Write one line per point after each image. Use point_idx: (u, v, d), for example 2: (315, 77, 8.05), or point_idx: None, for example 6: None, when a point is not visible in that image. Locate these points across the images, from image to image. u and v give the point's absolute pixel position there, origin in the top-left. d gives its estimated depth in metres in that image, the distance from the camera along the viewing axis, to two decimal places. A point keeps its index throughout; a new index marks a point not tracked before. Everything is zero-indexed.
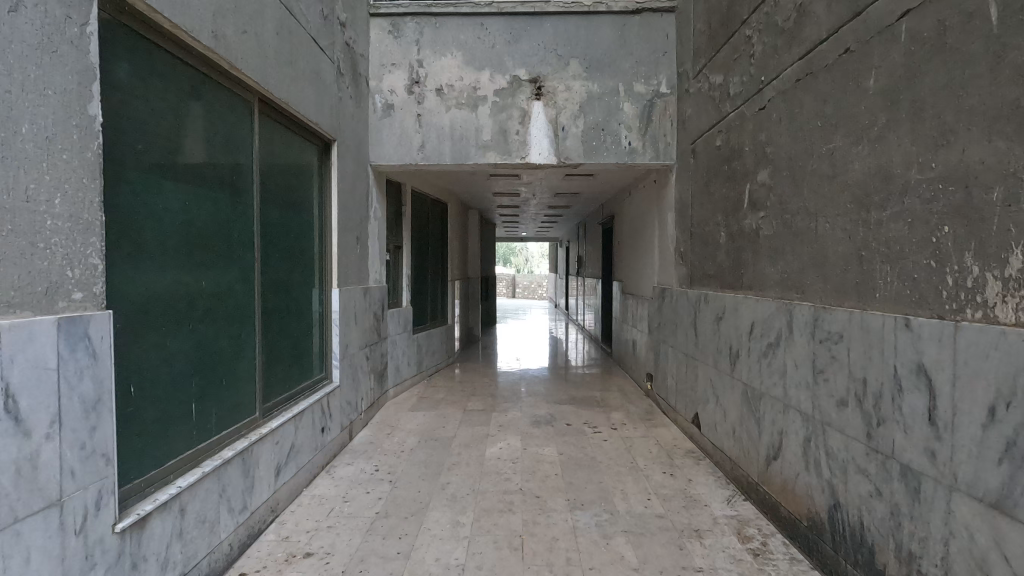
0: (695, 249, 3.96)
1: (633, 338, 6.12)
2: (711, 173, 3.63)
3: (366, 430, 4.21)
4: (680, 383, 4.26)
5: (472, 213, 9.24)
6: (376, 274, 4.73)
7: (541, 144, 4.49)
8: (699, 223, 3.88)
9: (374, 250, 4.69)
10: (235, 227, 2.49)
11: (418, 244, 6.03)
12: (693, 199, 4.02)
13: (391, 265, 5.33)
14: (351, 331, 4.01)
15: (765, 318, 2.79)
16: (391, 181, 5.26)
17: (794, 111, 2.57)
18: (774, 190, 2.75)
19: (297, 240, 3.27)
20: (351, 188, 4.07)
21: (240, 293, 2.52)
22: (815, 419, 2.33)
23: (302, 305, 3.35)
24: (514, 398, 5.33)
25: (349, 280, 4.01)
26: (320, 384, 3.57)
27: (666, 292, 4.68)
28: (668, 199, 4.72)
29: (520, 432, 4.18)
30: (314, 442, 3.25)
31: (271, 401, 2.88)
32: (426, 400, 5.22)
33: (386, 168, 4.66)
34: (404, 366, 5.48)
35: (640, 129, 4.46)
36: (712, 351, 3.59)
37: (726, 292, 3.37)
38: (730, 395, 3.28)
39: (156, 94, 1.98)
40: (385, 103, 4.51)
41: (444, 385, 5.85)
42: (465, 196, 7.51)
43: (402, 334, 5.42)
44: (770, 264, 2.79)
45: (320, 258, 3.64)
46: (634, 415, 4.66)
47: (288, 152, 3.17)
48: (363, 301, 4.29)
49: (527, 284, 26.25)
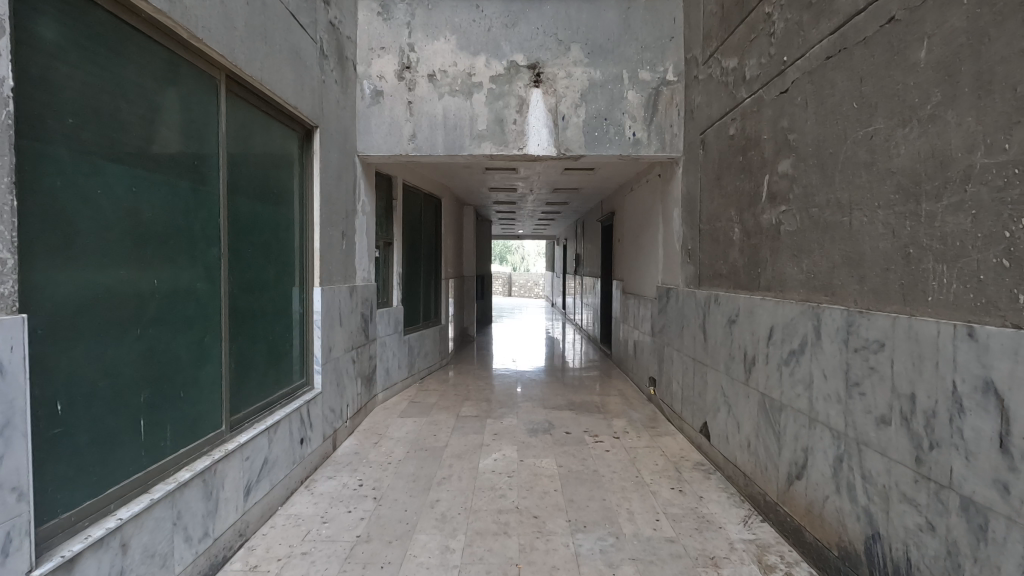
0: (704, 246, 3.71)
1: (634, 340, 5.87)
2: (724, 164, 3.37)
3: (352, 439, 3.94)
4: (687, 389, 4.00)
5: (467, 209, 8.95)
6: (364, 271, 4.46)
7: (540, 135, 4.23)
8: (709, 220, 3.61)
9: (362, 246, 4.42)
10: (198, 219, 2.21)
11: (410, 241, 5.78)
12: (702, 193, 3.76)
13: (381, 263, 5.07)
14: (335, 332, 3.74)
15: (788, 322, 2.53)
16: (381, 174, 4.99)
17: (824, 93, 2.30)
18: (798, 181, 2.49)
19: (274, 235, 3.00)
20: (336, 180, 3.80)
21: (204, 293, 2.25)
22: (849, 438, 2.08)
23: (280, 306, 3.07)
24: (510, 403, 5.07)
25: (333, 278, 3.74)
26: (300, 390, 3.29)
27: (671, 292, 4.42)
28: (674, 193, 4.46)
29: (517, 441, 3.92)
30: (292, 455, 2.98)
31: (242, 412, 2.61)
32: (418, 405, 4.95)
33: (375, 159, 4.39)
34: (394, 368, 5.22)
35: (645, 119, 4.20)
36: (723, 357, 3.33)
37: (740, 293, 3.12)
38: (744, 405, 3.03)
39: (95, 62, 1.71)
40: (374, 90, 4.23)
41: (436, 389, 5.58)
42: (460, 191, 7.24)
43: (393, 335, 5.15)
44: (793, 263, 2.53)
45: (301, 254, 3.36)
46: (637, 423, 4.41)
47: (264, 138, 2.89)
48: (349, 301, 4.02)
49: (524, 282, 25.93)
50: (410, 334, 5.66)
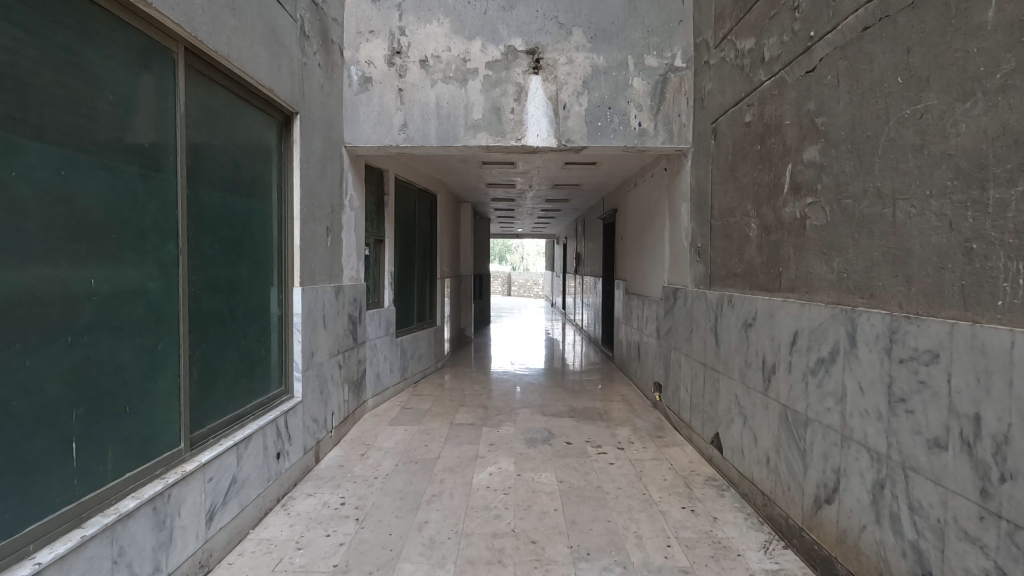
0: (716, 244, 3.44)
1: (638, 342, 5.60)
2: (739, 155, 3.11)
3: (337, 450, 3.67)
4: (697, 397, 3.74)
5: (465, 206, 8.70)
6: (352, 270, 4.19)
7: (539, 125, 3.96)
8: (722, 216, 3.35)
9: (350, 243, 4.16)
10: (150, 211, 1.95)
11: (403, 238, 5.51)
12: (714, 187, 3.49)
13: (372, 262, 4.81)
14: (319, 336, 3.47)
15: (816, 328, 2.26)
16: (371, 167, 4.73)
17: (860, 69, 2.04)
18: (828, 169, 2.23)
19: (247, 230, 2.73)
20: (321, 171, 3.53)
21: (157, 295, 1.98)
22: (892, 461, 1.82)
23: (254, 307, 2.81)
24: (507, 410, 4.80)
25: (317, 277, 3.47)
26: (278, 400, 3.02)
27: (679, 293, 4.15)
28: (682, 187, 4.19)
29: (514, 453, 3.65)
30: (266, 472, 2.71)
31: (208, 427, 2.34)
32: (410, 412, 4.68)
33: (363, 150, 4.12)
34: (385, 372, 4.95)
35: (651, 108, 3.93)
36: (738, 364, 3.07)
37: (758, 294, 2.85)
38: (763, 418, 2.76)
39: (10, 22, 1.46)
40: (362, 76, 3.96)
41: (430, 394, 5.31)
42: (457, 187, 6.98)
43: (384, 337, 4.89)
44: (821, 262, 2.27)
45: (279, 251, 3.09)
46: (642, 432, 4.14)
47: (234, 123, 2.62)
48: (334, 301, 3.75)
49: (523, 282, 25.67)
50: (403, 336, 5.39)
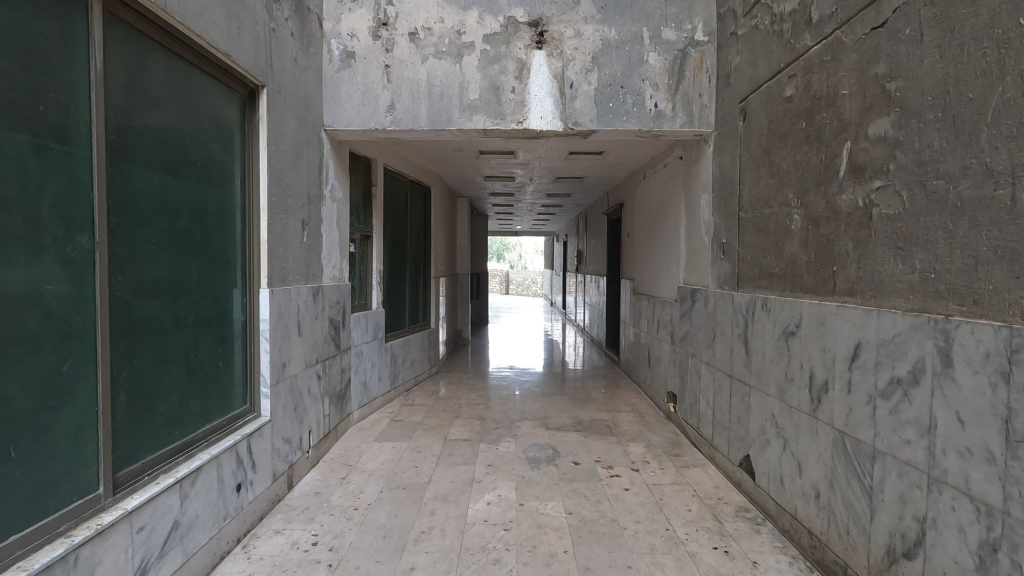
0: (746, 239, 3.01)
1: (647, 347, 5.18)
2: (776, 136, 2.68)
3: (315, 472, 3.25)
4: (721, 412, 3.32)
5: (461, 201, 8.30)
6: (333, 269, 3.76)
7: (543, 106, 3.53)
8: (754, 208, 2.92)
9: (331, 238, 3.73)
10: (48, 192, 1.52)
11: (394, 233, 5.09)
12: (743, 174, 3.07)
13: (357, 259, 4.38)
14: (293, 343, 3.04)
15: (891, 341, 1.84)
16: (356, 155, 4.29)
17: (955, 15, 1.61)
18: (906, 145, 1.81)
19: (200, 221, 2.30)
20: (296, 155, 3.09)
21: (60, 302, 1.55)
22: (1011, 519, 1.40)
23: (209, 313, 2.38)
24: (506, 421, 4.38)
25: (291, 276, 3.04)
26: (240, 420, 2.59)
27: (699, 295, 3.73)
28: (701, 176, 3.76)
29: (515, 475, 3.23)
30: (222, 509, 2.28)
31: (143, 461, 1.91)
32: (400, 425, 4.26)
33: (346, 135, 3.69)
34: (373, 381, 4.52)
35: (669, 87, 3.51)
36: (776, 378, 2.65)
37: (803, 297, 2.43)
38: (811, 444, 2.33)
39: None
40: (344, 51, 3.52)
41: (422, 403, 4.89)
42: (453, 180, 6.55)
43: (371, 343, 4.46)
44: (896, 258, 1.85)
45: (242, 246, 2.66)
46: (657, 449, 3.72)
47: (181, 93, 2.19)
48: (311, 304, 3.32)
49: (521, 280, 25.24)
50: (393, 340, 4.97)
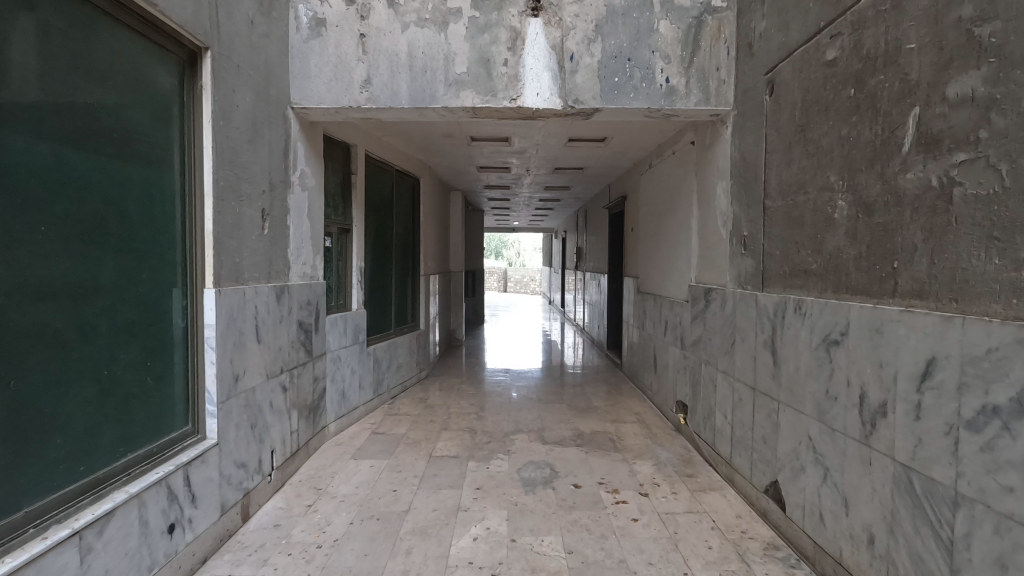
0: (775, 230, 2.60)
1: (653, 351, 4.77)
2: (816, 108, 2.26)
3: (279, 498, 2.84)
4: (743, 429, 2.92)
5: (454, 194, 7.88)
6: (303, 265, 3.34)
7: (539, 81, 3.12)
8: (784, 194, 2.52)
9: (300, 231, 3.31)
10: None
11: (378, 227, 4.67)
12: (770, 157, 2.66)
13: (335, 255, 3.96)
14: (249, 352, 2.62)
15: (983, 359, 1.44)
16: (333, 140, 3.87)
17: None
18: (1007, 104, 1.40)
19: (118, 207, 1.89)
20: (255, 134, 2.68)
21: None
22: None
23: (133, 318, 1.97)
24: (500, 433, 3.97)
25: (247, 274, 2.62)
26: (179, 446, 2.18)
27: (715, 295, 3.32)
28: (718, 162, 3.35)
29: (507, 501, 2.83)
30: (145, 559, 1.88)
31: (24, 511, 1.52)
32: (381, 438, 3.85)
33: (316, 114, 3.27)
34: (352, 389, 4.10)
35: (682, 60, 3.10)
36: (814, 395, 2.24)
37: (851, 300, 2.02)
38: (862, 477, 1.93)
39: None
40: (314, 18, 3.09)
41: (408, 413, 4.47)
42: (444, 170, 6.13)
43: (350, 348, 4.04)
44: (991, 251, 1.44)
45: (183, 238, 2.24)
46: (667, 467, 3.32)
47: (89, 48, 1.78)
48: (274, 307, 2.90)
49: (519, 278, 24.84)
50: (376, 344, 4.55)
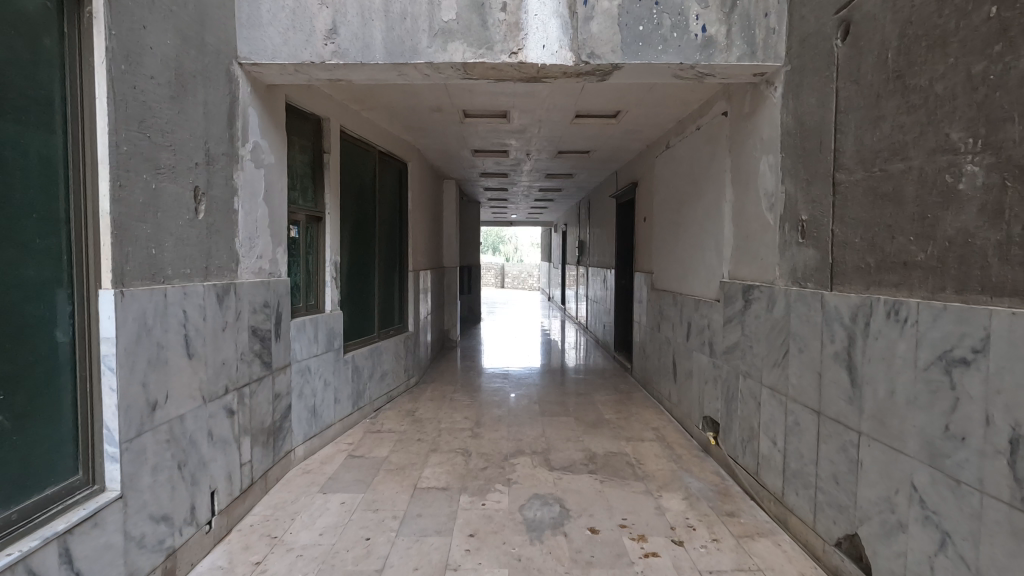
0: (854, 211, 2.02)
1: (672, 356, 4.19)
2: (925, 42, 1.68)
3: (220, 553, 2.25)
4: (801, 463, 2.34)
5: (447, 182, 7.29)
6: (258, 259, 2.74)
7: (546, 29, 2.53)
8: (868, 164, 1.94)
9: (255, 218, 2.71)
10: None
11: (358, 216, 4.08)
12: (845, 117, 2.07)
13: (303, 247, 3.37)
14: (174, 371, 2.02)
15: None
16: (299, 110, 3.28)
17: None
18: None
19: None
20: (183, 90, 2.08)
21: None
22: None
23: None
24: (497, 455, 3.39)
25: (171, 271, 2.03)
26: (56, 508, 1.60)
27: (759, 294, 2.73)
28: (762, 131, 2.77)
29: (507, 554, 2.26)
30: None
31: None
32: (358, 464, 3.26)
33: (274, 75, 2.67)
34: (325, 404, 3.51)
35: (723, 3, 2.51)
36: (924, 431, 1.66)
37: (994, 303, 1.44)
38: (1016, 558, 1.35)
39: None
40: None
41: (393, 429, 3.89)
42: (435, 154, 5.53)
43: (322, 356, 3.45)
44: None
45: (66, 220, 1.65)
46: (700, 502, 2.75)
47: None
48: (214, 313, 2.31)
49: (516, 273, 24.27)
50: (355, 350, 3.96)
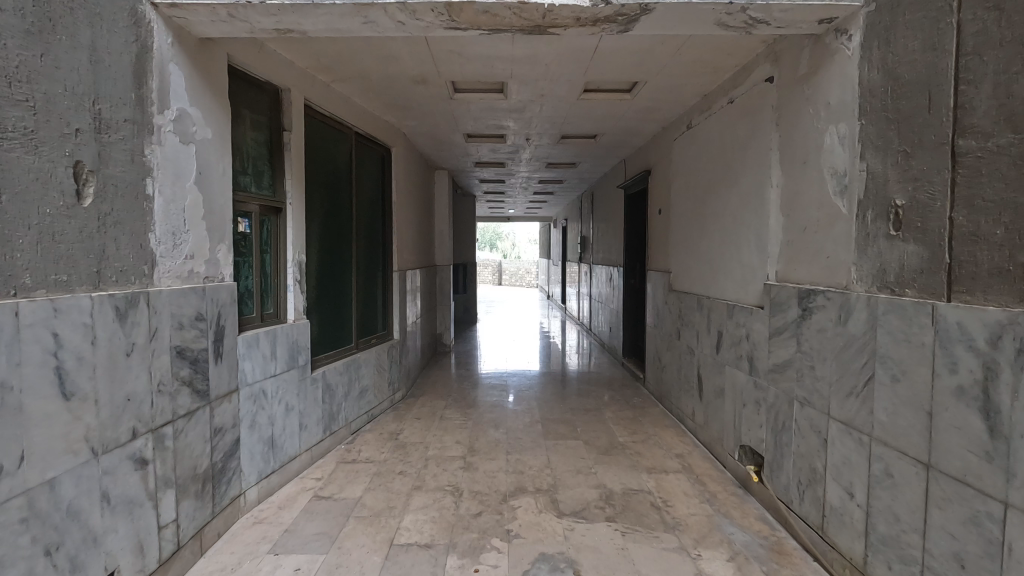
0: (992, 189, 1.44)
1: (697, 369, 3.61)
2: None
3: None
4: (899, 530, 1.75)
5: (440, 173, 6.70)
6: (187, 257, 2.15)
7: None
8: (1019, 123, 1.36)
9: (182, 206, 2.12)
10: None
11: (330, 207, 3.49)
12: (976, 60, 1.49)
13: (257, 243, 2.78)
14: (33, 422, 1.43)
15: None
16: (251, 76, 2.69)
17: None
18: None
19: None
20: (48, 25, 1.50)
21: None
22: None
23: None
24: (494, 494, 2.81)
25: (22, 279, 1.42)
26: None
27: (826, 301, 2.15)
28: (827, 95, 2.18)
29: None
30: None
31: None
32: (324, 508, 2.67)
33: (204, 24, 2.08)
34: (287, 433, 2.92)
35: None
36: None
37: None
38: None
39: None
40: None
41: (371, 459, 3.30)
42: (423, 139, 4.93)
43: (281, 376, 2.85)
44: None
45: None
46: (752, 566, 2.17)
47: None
48: (111, 333, 1.71)
49: (514, 270, 23.71)
50: (326, 365, 3.37)
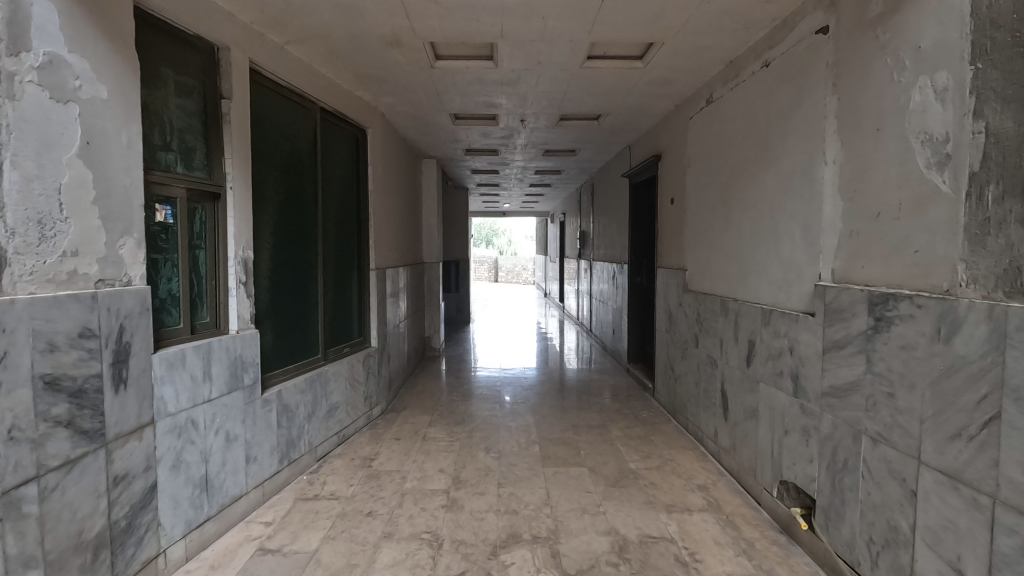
0: None
1: (721, 384, 3.08)
2: None
3: None
4: None
5: (428, 161, 6.16)
6: (65, 253, 1.61)
7: None
8: None
9: (57, 185, 1.59)
10: None
11: (288, 194, 2.94)
12: None
13: (186, 236, 2.24)
14: None
15: None
16: (174, 28, 2.15)
17: None
18: None
19: None
20: None
21: None
22: None
23: None
24: (480, 544, 2.28)
25: None
26: None
27: (916, 311, 1.62)
28: (912, 39, 1.67)
29: None
30: None
31: None
32: (268, 567, 2.13)
33: None
34: (229, 470, 2.38)
35: None
36: None
37: None
38: None
39: None
40: None
41: (336, 495, 2.76)
42: (405, 121, 4.39)
43: (219, 402, 2.31)
44: None
45: None
46: None
47: None
48: None
49: (510, 267, 23.16)
50: (283, 383, 2.82)
